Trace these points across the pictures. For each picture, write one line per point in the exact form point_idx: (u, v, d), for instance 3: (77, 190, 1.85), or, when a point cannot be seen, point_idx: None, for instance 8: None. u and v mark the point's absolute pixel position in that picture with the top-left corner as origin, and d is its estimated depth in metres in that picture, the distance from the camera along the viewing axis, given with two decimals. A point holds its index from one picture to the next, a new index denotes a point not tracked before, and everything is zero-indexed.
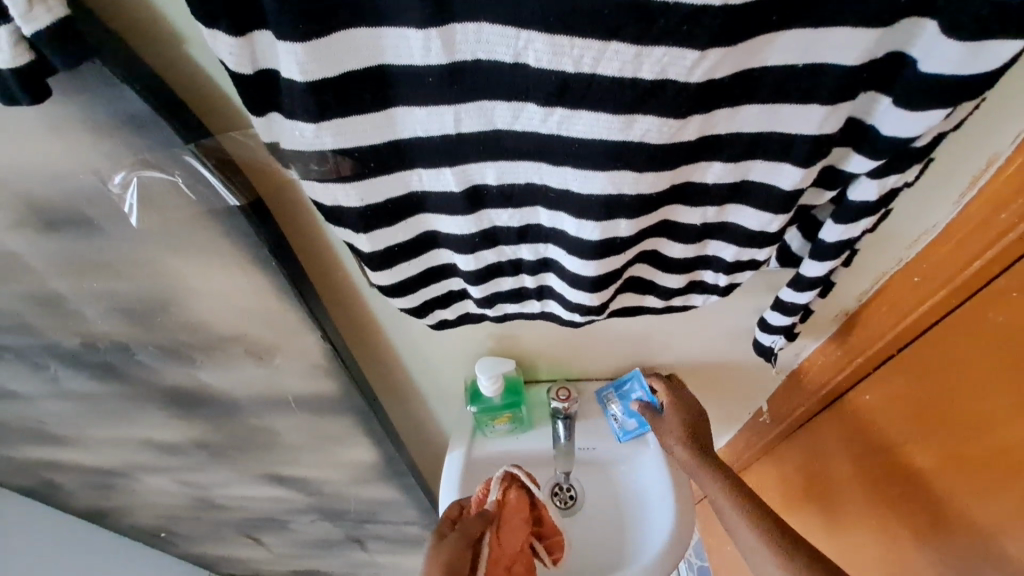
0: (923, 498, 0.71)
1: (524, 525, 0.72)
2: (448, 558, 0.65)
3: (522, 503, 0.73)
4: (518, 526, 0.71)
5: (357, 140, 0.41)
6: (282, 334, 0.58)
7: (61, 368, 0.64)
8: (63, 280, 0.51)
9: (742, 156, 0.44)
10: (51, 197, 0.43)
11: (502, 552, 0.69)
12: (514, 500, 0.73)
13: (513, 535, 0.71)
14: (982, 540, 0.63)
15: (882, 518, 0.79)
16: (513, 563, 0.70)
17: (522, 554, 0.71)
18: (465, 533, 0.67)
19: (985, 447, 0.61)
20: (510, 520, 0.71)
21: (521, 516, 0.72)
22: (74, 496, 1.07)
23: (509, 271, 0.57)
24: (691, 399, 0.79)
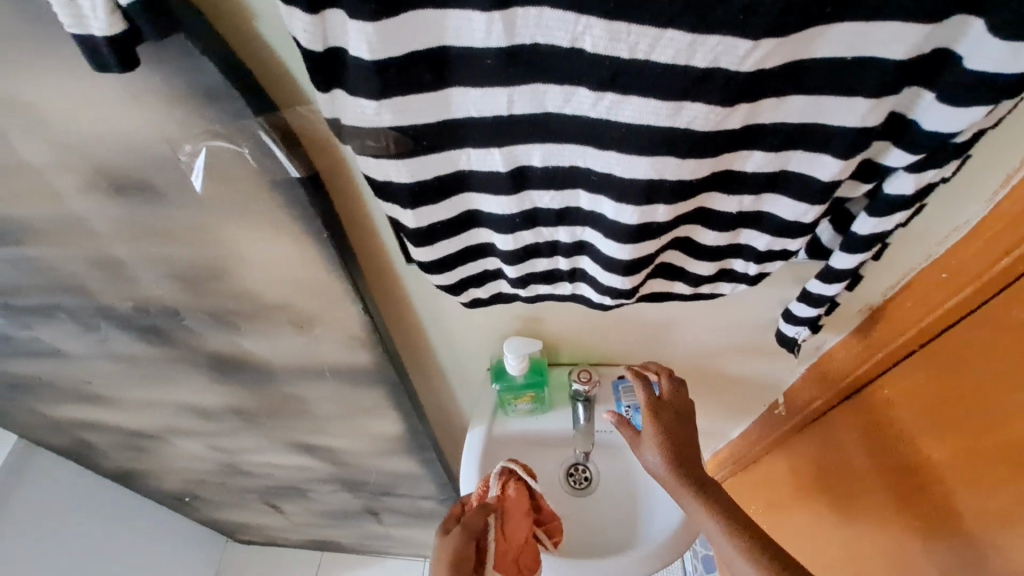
0: (937, 492, 0.72)
1: (526, 519, 0.76)
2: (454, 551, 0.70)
3: (522, 500, 0.77)
4: (521, 521, 0.75)
5: (413, 118, 0.43)
6: (324, 305, 0.60)
7: (111, 330, 0.67)
8: (124, 245, 0.54)
9: (785, 147, 0.45)
10: (122, 163, 0.45)
11: (505, 546, 0.74)
12: (513, 497, 0.76)
13: (514, 531, 0.75)
14: (993, 533, 0.64)
15: (893, 512, 0.80)
16: (520, 553, 0.75)
17: (528, 544, 0.76)
18: (468, 531, 0.72)
19: (998, 442, 0.62)
20: (513, 516, 0.75)
21: (524, 510, 0.76)
22: (107, 458, 1.11)
23: (545, 252, 0.59)
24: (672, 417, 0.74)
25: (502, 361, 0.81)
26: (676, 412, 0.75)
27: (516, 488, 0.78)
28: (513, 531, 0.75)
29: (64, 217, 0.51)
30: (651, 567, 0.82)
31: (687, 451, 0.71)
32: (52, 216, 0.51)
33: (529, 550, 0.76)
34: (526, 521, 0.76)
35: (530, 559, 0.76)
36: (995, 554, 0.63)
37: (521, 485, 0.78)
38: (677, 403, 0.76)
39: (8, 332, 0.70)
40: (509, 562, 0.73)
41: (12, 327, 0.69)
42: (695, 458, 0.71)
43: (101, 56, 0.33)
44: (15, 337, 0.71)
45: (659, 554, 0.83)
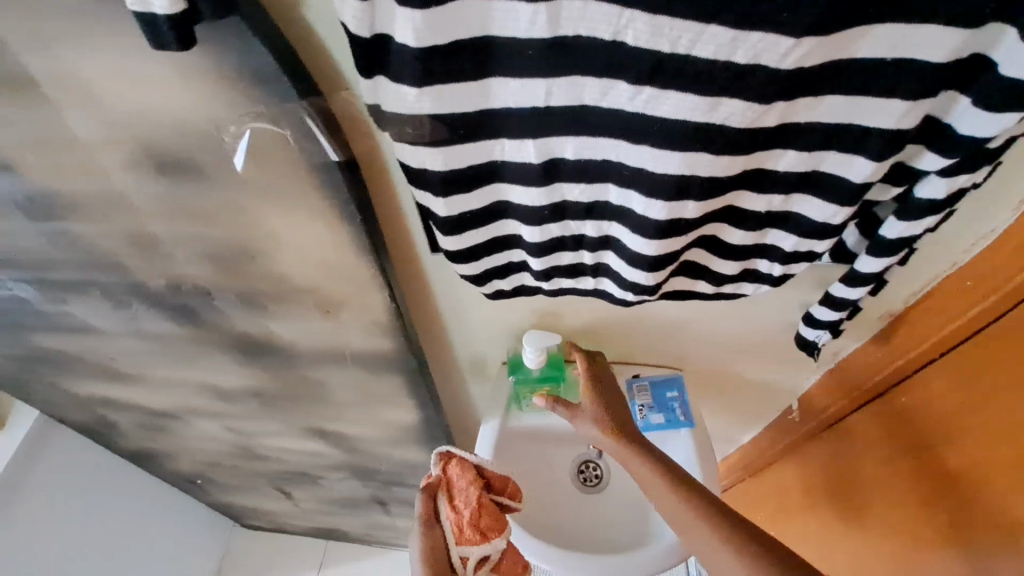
0: (951, 498, 0.71)
1: (472, 491, 0.75)
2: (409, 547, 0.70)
3: (463, 471, 0.76)
4: (467, 491, 0.75)
5: (452, 107, 0.44)
6: (351, 289, 0.61)
7: (142, 307, 0.68)
8: (162, 223, 0.55)
9: (818, 147, 0.46)
10: (167, 141, 0.47)
11: (461, 520, 0.74)
12: (456, 472, 0.77)
13: (463, 500, 0.75)
14: (1009, 539, 0.63)
15: (903, 520, 0.80)
16: (482, 522, 0.74)
17: (487, 513, 0.75)
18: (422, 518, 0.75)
19: (1016, 447, 0.62)
20: (458, 493, 0.75)
21: (469, 480, 0.76)
22: (124, 436, 1.13)
23: (570, 246, 0.60)
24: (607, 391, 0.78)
25: (520, 354, 0.82)
26: (609, 386, 0.79)
27: (454, 462, 0.78)
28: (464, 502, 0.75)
29: (107, 194, 0.52)
30: (662, 565, 0.82)
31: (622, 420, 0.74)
32: (95, 192, 0.53)
33: (488, 513, 0.75)
34: (473, 490, 0.75)
35: (496, 525, 0.75)
36: (1010, 560, 0.62)
37: (457, 462, 0.77)
38: (613, 381, 0.80)
39: (41, 306, 0.72)
40: (468, 534, 0.72)
41: (46, 301, 0.71)
42: (629, 426, 0.74)
43: (160, 34, 0.34)
44: (48, 311, 0.73)
45: (669, 553, 0.83)
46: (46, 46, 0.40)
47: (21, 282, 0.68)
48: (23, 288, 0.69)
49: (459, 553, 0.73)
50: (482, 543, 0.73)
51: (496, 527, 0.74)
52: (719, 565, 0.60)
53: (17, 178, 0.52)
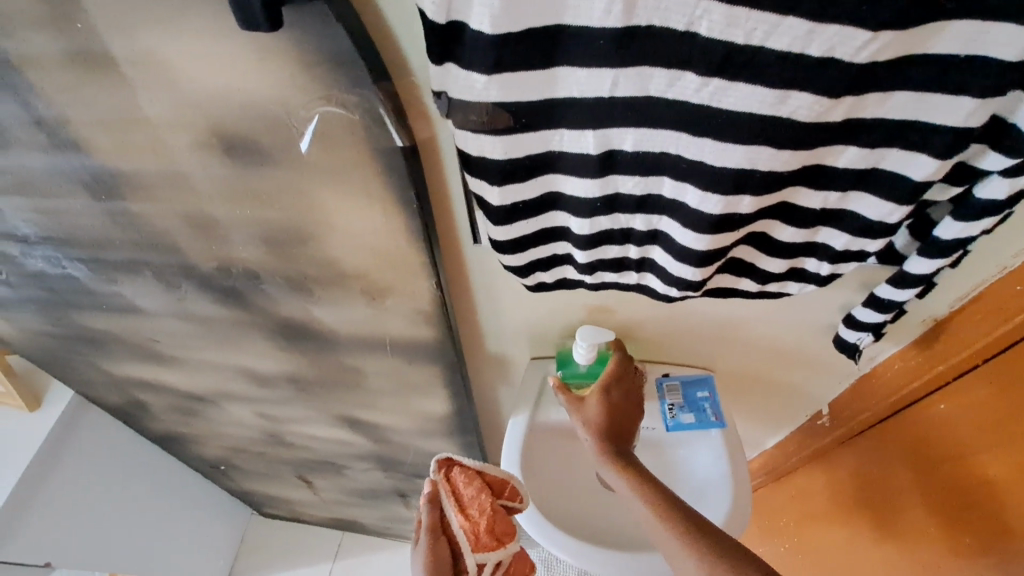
0: (986, 507, 0.70)
1: (481, 497, 0.80)
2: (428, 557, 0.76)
3: (469, 480, 0.81)
4: (477, 498, 0.80)
5: (517, 95, 0.44)
6: (398, 276, 0.62)
7: (190, 289, 0.70)
8: (222, 205, 0.56)
9: (881, 144, 0.46)
10: (237, 124, 0.48)
11: (476, 526, 0.78)
12: (462, 481, 0.82)
13: (476, 508, 0.79)
14: None
15: (937, 530, 0.79)
16: (493, 526, 0.78)
17: (496, 517, 0.79)
18: (433, 527, 0.79)
19: None
20: (467, 499, 0.80)
21: (475, 486, 0.80)
22: (155, 420, 1.15)
23: (617, 239, 0.60)
24: (618, 398, 0.78)
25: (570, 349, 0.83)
26: (625, 391, 0.79)
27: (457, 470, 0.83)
28: (476, 510, 0.79)
29: (171, 174, 0.54)
30: None
31: (619, 428, 0.76)
32: (159, 172, 0.54)
33: (501, 519, 0.79)
34: (482, 497, 0.80)
35: (506, 528, 0.79)
36: None
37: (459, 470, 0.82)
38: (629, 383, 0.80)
39: (92, 286, 0.74)
40: (485, 540, 0.77)
41: (97, 280, 0.72)
42: (625, 436, 0.76)
43: (252, 15, 0.36)
44: (98, 290, 0.74)
45: None
46: (133, 26, 0.42)
47: (74, 260, 0.69)
48: (76, 267, 0.71)
49: (477, 559, 0.77)
50: (499, 548, 0.78)
51: (505, 530, 0.79)
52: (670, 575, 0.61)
53: (86, 156, 0.54)
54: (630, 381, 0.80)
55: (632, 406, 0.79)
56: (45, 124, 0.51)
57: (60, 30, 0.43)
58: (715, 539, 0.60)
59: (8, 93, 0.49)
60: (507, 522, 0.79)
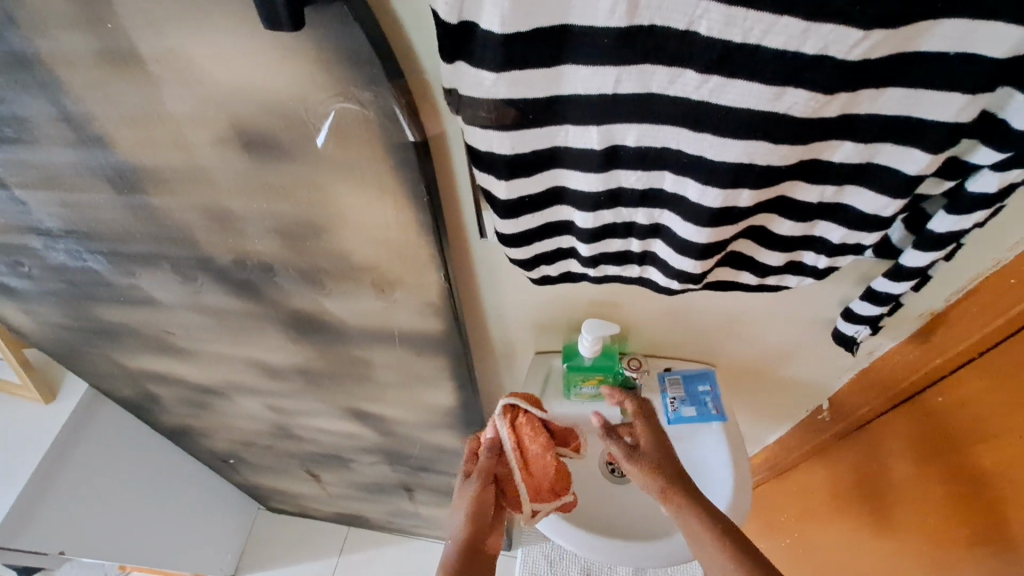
0: (983, 497, 0.71)
1: (547, 455, 0.75)
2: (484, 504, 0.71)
3: (536, 436, 0.75)
4: (543, 456, 0.74)
5: (525, 92, 0.46)
6: (408, 269, 0.65)
7: (205, 281, 0.72)
8: (239, 198, 0.58)
9: (875, 139, 0.47)
10: (256, 120, 0.50)
11: (538, 480, 0.75)
12: (526, 432, 0.75)
13: (541, 464, 0.75)
14: None
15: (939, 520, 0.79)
16: (552, 481, 0.76)
17: (557, 473, 0.76)
18: (487, 475, 0.73)
19: None
20: (532, 454, 0.75)
21: (541, 441, 0.75)
22: (167, 413, 1.17)
23: (620, 233, 0.62)
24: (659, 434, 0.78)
25: (576, 342, 0.85)
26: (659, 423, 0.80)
27: (523, 419, 0.76)
28: (540, 467, 0.75)
29: (192, 169, 0.56)
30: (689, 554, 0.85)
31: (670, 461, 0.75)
32: (180, 166, 0.56)
33: (560, 474, 0.77)
34: (547, 455, 0.75)
35: (562, 481, 0.78)
36: None
37: (528, 420, 0.76)
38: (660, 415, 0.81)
39: (110, 278, 0.76)
40: (545, 494, 0.76)
41: (116, 273, 0.75)
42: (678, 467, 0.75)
43: (276, 15, 0.38)
44: (117, 283, 0.77)
45: None
46: (161, 26, 0.44)
47: (95, 253, 0.72)
48: (96, 260, 0.73)
49: (531, 508, 0.76)
50: (553, 501, 0.77)
51: (563, 484, 0.77)
52: None
53: (111, 151, 0.56)
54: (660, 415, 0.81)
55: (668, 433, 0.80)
56: (73, 120, 0.53)
57: (90, 29, 0.45)
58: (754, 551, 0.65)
59: (40, 91, 0.51)
60: (564, 478, 0.77)
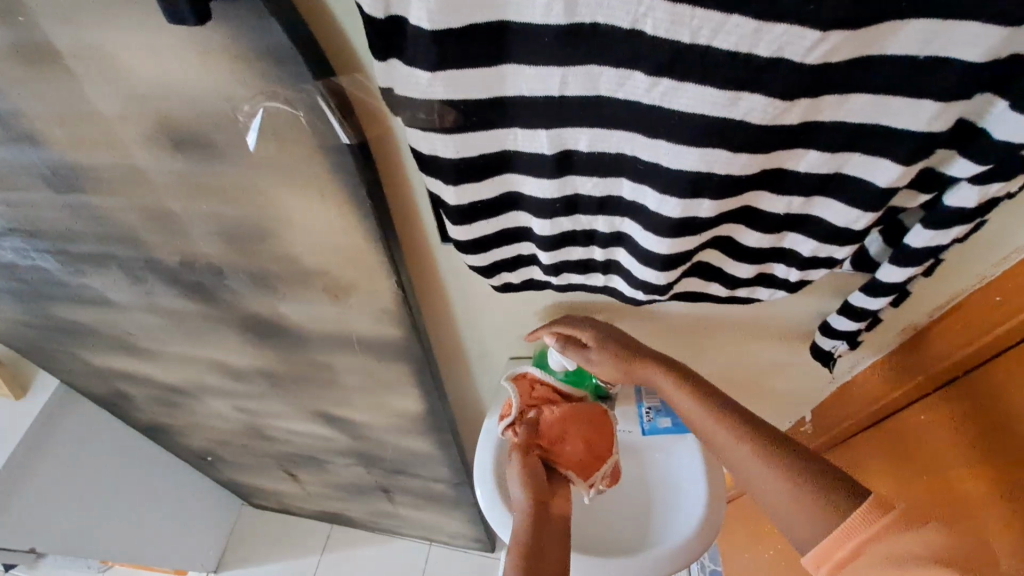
0: None
1: (567, 417, 0.76)
2: (528, 463, 0.72)
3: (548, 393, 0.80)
4: (561, 417, 0.76)
5: (464, 93, 0.43)
6: (360, 274, 0.63)
7: (155, 282, 0.70)
8: (180, 199, 0.57)
9: (842, 148, 0.44)
10: (186, 117, 0.48)
11: (583, 441, 0.75)
12: (549, 402, 0.79)
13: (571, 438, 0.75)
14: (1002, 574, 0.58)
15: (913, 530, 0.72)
16: (592, 438, 0.76)
17: (591, 431, 0.76)
18: (521, 443, 0.74)
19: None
20: (548, 420, 0.76)
21: (548, 404, 0.78)
22: (139, 410, 1.15)
23: (581, 241, 0.59)
24: (600, 322, 0.76)
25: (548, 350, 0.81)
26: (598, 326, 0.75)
27: (524, 385, 0.81)
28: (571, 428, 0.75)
29: (127, 169, 0.54)
30: (671, 566, 0.81)
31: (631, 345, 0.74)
32: (115, 166, 0.54)
33: (597, 433, 0.77)
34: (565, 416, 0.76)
35: (600, 441, 0.76)
36: None
37: (536, 383, 0.81)
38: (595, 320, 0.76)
39: (63, 278, 0.74)
40: (591, 452, 0.75)
41: (66, 272, 0.73)
42: (639, 348, 0.73)
43: (176, 8, 0.35)
44: (69, 283, 0.75)
45: (660, 562, 0.81)
46: (78, 21, 0.42)
47: (44, 252, 0.70)
48: (45, 259, 0.71)
49: (584, 474, 0.75)
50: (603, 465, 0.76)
51: (600, 440, 0.76)
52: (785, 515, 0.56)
53: (43, 151, 0.54)
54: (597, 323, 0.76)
55: (622, 334, 0.75)
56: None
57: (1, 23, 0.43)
58: (918, 543, 0.47)
59: None
60: (602, 435, 0.77)
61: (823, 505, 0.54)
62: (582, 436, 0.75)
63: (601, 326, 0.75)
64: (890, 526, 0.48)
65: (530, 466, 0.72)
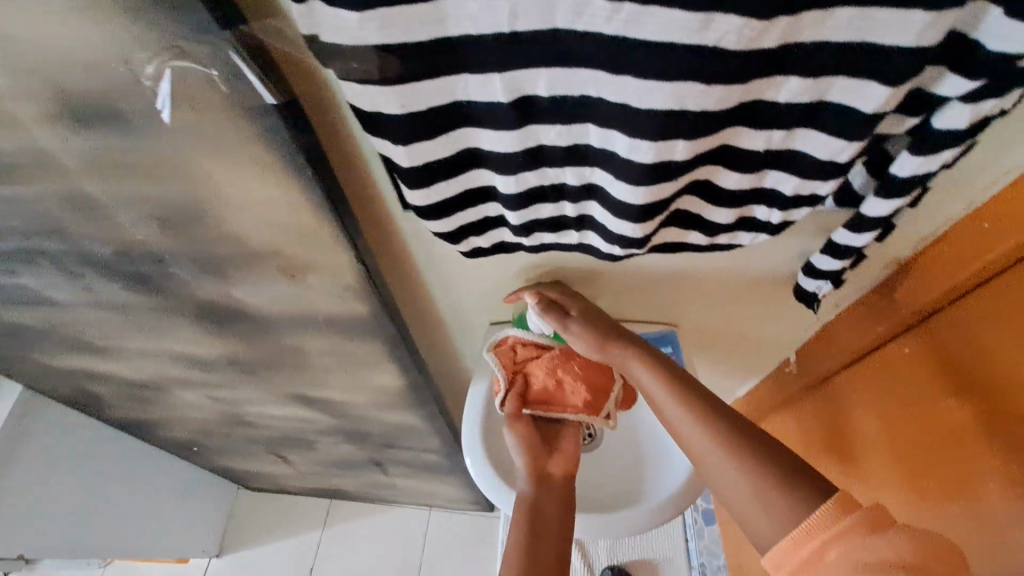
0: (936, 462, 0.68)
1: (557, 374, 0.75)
2: (524, 434, 0.76)
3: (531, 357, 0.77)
4: (551, 376, 0.75)
5: (399, 35, 0.37)
6: (316, 251, 0.58)
7: (94, 275, 0.64)
8: (101, 182, 0.51)
9: (825, 73, 0.40)
10: (84, 86, 0.42)
11: (579, 388, 0.75)
12: (535, 363, 0.77)
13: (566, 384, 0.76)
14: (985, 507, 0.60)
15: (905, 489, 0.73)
16: (589, 380, 0.75)
17: (586, 375, 0.75)
18: (515, 413, 0.76)
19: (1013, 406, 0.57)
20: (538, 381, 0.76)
21: (535, 365, 0.77)
22: (111, 407, 1.11)
23: (551, 197, 0.55)
24: (583, 301, 0.74)
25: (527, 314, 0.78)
26: (580, 302, 0.74)
27: (506, 354, 0.78)
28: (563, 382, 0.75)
29: (33, 152, 0.48)
30: (663, 517, 0.82)
31: (610, 325, 0.72)
32: (18, 150, 0.48)
33: (593, 372, 0.76)
34: (554, 374, 0.76)
35: (599, 377, 0.76)
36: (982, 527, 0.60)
37: (515, 349, 0.78)
38: (579, 297, 0.75)
39: None
40: (590, 393, 0.75)
41: None
42: (617, 329, 0.72)
43: None
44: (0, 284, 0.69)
45: (667, 507, 0.82)
46: None
47: None
48: None
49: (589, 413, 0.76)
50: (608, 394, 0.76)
51: (599, 376, 0.76)
52: (745, 498, 0.53)
53: None
54: (581, 300, 0.75)
55: (603, 314, 0.74)
56: None
57: None
58: (888, 549, 0.43)
59: None
60: (599, 370, 0.76)
61: (779, 498, 0.51)
62: (577, 385, 0.75)
63: (582, 303, 0.73)
64: (854, 528, 0.45)
65: (527, 435, 0.76)
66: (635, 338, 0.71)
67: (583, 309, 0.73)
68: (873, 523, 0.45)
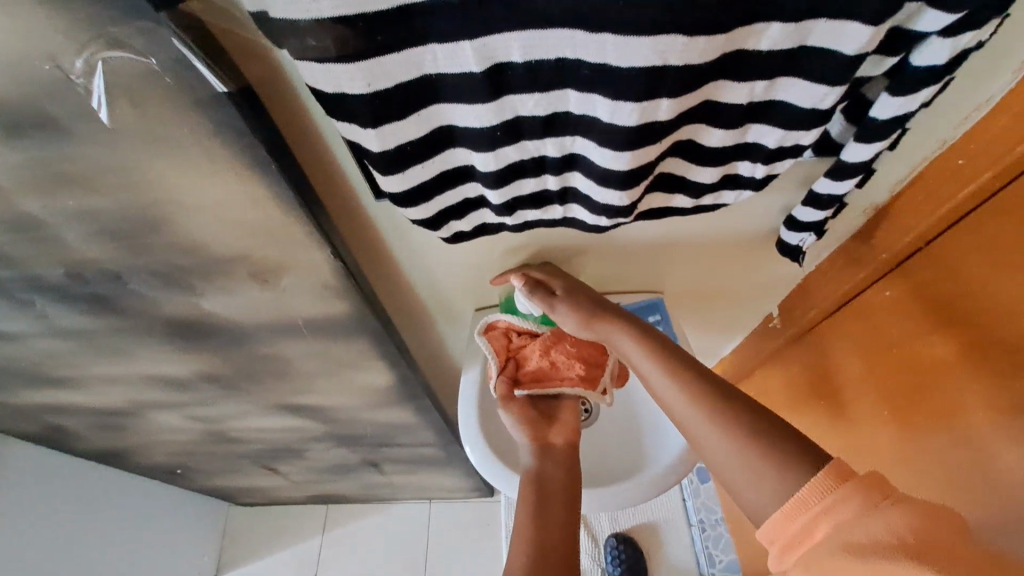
0: (928, 401, 0.69)
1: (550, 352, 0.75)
2: (521, 412, 0.74)
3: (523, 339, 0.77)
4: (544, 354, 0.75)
5: (358, 4, 0.34)
6: (288, 251, 0.54)
7: (43, 302, 0.59)
8: (37, 197, 0.46)
9: (806, 16, 0.38)
10: (5, 88, 0.37)
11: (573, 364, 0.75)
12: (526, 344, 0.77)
13: (564, 358, 0.75)
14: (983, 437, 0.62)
15: (900, 433, 0.74)
16: (582, 356, 0.75)
17: (579, 351, 0.75)
18: (509, 394, 0.75)
19: (1008, 337, 0.57)
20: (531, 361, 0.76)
21: (527, 346, 0.77)
22: (81, 440, 1.05)
23: (532, 171, 0.52)
24: (570, 279, 0.73)
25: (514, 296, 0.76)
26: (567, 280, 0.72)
27: (496, 338, 0.78)
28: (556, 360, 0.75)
29: None
30: (666, 483, 0.83)
31: (599, 302, 0.71)
32: None
33: (585, 348, 0.76)
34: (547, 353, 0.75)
35: (591, 354, 0.76)
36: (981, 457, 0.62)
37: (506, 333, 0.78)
38: (566, 276, 0.74)
39: None
40: (584, 368, 0.75)
41: None
42: (605, 306, 0.70)
43: None
44: None
45: (670, 473, 0.83)
46: None
47: None
48: None
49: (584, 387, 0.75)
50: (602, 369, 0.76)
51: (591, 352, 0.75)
52: (740, 467, 0.52)
53: None
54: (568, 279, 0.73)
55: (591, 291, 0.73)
56: None
57: None
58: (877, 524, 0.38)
59: None
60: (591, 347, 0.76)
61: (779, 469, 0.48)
62: (571, 361, 0.74)
63: (569, 282, 0.72)
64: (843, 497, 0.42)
65: (525, 413, 0.74)
66: (624, 314, 0.70)
67: (569, 288, 0.71)
68: (868, 493, 0.41)
